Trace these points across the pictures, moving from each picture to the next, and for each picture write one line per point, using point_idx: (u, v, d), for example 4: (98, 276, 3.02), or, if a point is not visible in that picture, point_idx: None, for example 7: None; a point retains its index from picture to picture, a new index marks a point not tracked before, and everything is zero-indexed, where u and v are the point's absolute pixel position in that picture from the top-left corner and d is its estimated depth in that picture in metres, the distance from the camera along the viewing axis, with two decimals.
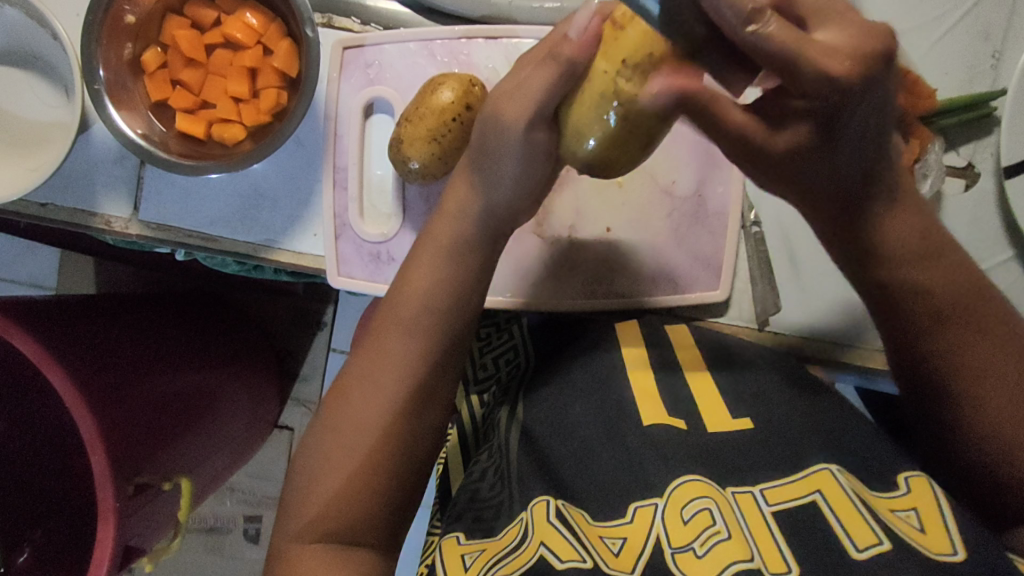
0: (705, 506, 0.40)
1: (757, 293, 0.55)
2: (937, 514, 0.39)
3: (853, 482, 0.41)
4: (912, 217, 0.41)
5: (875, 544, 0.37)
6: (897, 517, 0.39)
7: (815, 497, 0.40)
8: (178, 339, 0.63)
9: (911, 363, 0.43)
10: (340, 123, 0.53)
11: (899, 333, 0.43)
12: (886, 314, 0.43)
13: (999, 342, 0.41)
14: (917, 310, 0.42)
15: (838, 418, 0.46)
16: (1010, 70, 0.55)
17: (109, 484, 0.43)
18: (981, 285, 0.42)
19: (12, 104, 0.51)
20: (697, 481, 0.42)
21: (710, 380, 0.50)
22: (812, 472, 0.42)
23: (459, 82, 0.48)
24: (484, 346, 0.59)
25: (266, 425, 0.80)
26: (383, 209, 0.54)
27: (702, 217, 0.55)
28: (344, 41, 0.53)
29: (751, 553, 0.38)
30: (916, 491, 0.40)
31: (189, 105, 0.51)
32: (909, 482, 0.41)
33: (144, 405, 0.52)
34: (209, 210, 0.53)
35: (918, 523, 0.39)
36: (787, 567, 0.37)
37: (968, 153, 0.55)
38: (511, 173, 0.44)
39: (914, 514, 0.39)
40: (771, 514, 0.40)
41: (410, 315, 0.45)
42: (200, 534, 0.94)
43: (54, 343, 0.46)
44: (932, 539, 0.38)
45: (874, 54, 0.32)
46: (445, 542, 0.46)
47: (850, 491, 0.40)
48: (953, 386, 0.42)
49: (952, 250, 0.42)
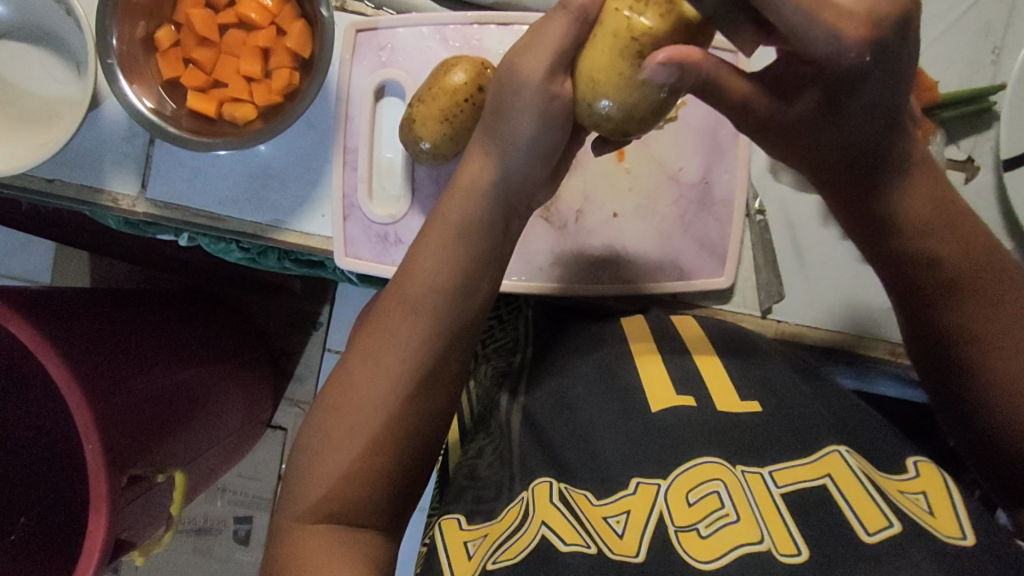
0: (714, 490, 0.40)
1: (760, 280, 0.55)
2: (946, 500, 0.38)
3: (862, 463, 0.40)
4: (926, 185, 0.42)
5: (885, 527, 0.36)
6: (906, 499, 0.38)
7: (824, 480, 0.39)
8: (170, 342, 0.73)
9: (922, 331, 0.44)
10: (351, 105, 0.54)
11: (911, 298, 0.44)
12: (896, 283, 0.44)
13: (1011, 309, 0.41)
14: (928, 274, 0.43)
15: (851, 411, 0.45)
16: (1010, 66, 0.54)
17: (101, 474, 0.53)
18: (993, 254, 0.43)
19: (24, 80, 0.53)
20: (715, 461, 0.41)
21: (715, 362, 0.49)
22: (821, 455, 0.41)
23: (471, 63, 0.48)
24: (487, 338, 0.62)
25: (257, 423, 0.91)
26: (391, 191, 0.55)
27: (707, 205, 0.55)
28: (357, 24, 0.53)
29: (759, 535, 0.38)
30: (925, 475, 0.40)
31: (200, 83, 0.52)
32: (917, 467, 0.41)
33: (143, 401, 0.63)
34: (217, 189, 0.54)
35: (927, 507, 0.38)
36: (797, 550, 0.37)
37: (968, 146, 0.54)
38: (524, 145, 0.43)
39: (922, 498, 0.39)
40: (779, 496, 0.40)
41: (418, 292, 0.44)
42: (189, 535, 1.02)
43: (61, 341, 0.56)
44: (941, 521, 0.37)
45: (855, 35, 0.35)
46: (445, 525, 0.46)
47: (857, 470, 0.39)
48: (961, 352, 0.42)
49: (963, 218, 0.43)
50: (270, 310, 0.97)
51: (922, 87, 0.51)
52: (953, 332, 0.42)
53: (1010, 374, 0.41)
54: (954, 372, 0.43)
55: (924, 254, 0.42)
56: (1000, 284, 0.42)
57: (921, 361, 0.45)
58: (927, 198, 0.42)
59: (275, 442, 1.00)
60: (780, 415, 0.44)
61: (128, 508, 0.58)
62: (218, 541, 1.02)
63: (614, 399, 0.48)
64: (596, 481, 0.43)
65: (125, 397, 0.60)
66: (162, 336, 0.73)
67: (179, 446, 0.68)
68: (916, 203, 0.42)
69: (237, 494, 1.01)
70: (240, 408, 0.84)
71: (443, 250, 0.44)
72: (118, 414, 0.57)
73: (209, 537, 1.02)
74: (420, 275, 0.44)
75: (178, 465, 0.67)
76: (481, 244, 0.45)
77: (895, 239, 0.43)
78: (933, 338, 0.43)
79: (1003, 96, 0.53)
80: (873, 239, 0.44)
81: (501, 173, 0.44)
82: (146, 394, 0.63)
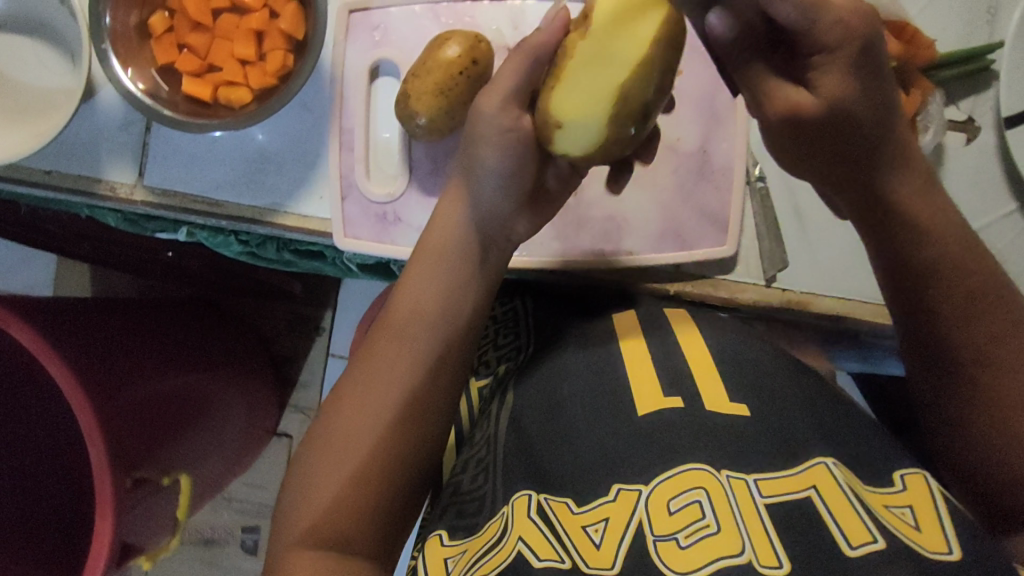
0: (695, 498, 0.38)
1: (764, 248, 0.54)
2: (932, 515, 0.37)
3: (848, 477, 0.39)
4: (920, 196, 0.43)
5: (868, 542, 0.35)
6: (890, 513, 0.37)
7: (810, 493, 0.38)
8: (170, 347, 0.72)
9: (926, 344, 0.43)
10: (346, 85, 0.53)
11: (916, 308, 0.43)
12: (900, 285, 0.44)
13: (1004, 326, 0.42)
14: (940, 282, 0.42)
15: (855, 423, 0.44)
16: (1007, 23, 0.53)
17: (107, 475, 0.52)
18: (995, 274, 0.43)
19: (18, 71, 0.53)
20: (702, 470, 0.39)
21: (710, 370, 0.46)
22: (809, 466, 0.39)
23: (465, 37, 0.48)
24: (489, 345, 0.60)
25: (261, 431, 0.91)
26: (389, 170, 0.54)
27: (707, 173, 0.54)
28: (350, 5, 0.53)
29: (740, 546, 0.35)
30: (912, 489, 0.39)
31: (195, 68, 0.52)
32: (905, 479, 0.39)
33: (143, 405, 0.61)
34: (215, 174, 0.54)
35: (913, 522, 0.37)
36: (778, 562, 0.35)
37: (968, 107, 0.54)
38: None
39: (908, 512, 0.38)
40: (764, 506, 0.38)
41: (404, 309, 0.45)
42: (197, 545, 1.02)
43: (56, 338, 0.55)
44: (927, 537, 0.36)
45: None
46: (429, 543, 0.46)
47: (843, 482, 0.38)
48: (969, 368, 0.42)
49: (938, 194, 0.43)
50: (271, 312, 0.98)
51: (918, 47, 0.50)
52: (970, 348, 0.42)
53: (1013, 397, 0.41)
54: (963, 394, 0.42)
55: (944, 269, 0.42)
56: (1000, 310, 0.42)
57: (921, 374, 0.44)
58: (921, 202, 0.42)
59: (280, 449, 0.99)
60: None
61: (133, 513, 0.57)
62: (227, 552, 1.01)
63: (604, 397, 0.47)
64: (577, 486, 0.42)
65: (128, 399, 0.59)
66: (160, 340, 0.72)
67: (182, 452, 0.67)
68: (919, 202, 0.42)
69: (244, 504, 1.00)
70: (243, 416, 0.83)
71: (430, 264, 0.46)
72: (120, 412, 0.57)
73: (218, 548, 1.01)
74: None
75: (184, 469, 0.67)
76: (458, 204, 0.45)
77: (898, 231, 0.43)
78: (939, 352, 0.43)
79: (1000, 54, 0.53)
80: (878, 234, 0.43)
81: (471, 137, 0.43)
82: (144, 396, 0.62)
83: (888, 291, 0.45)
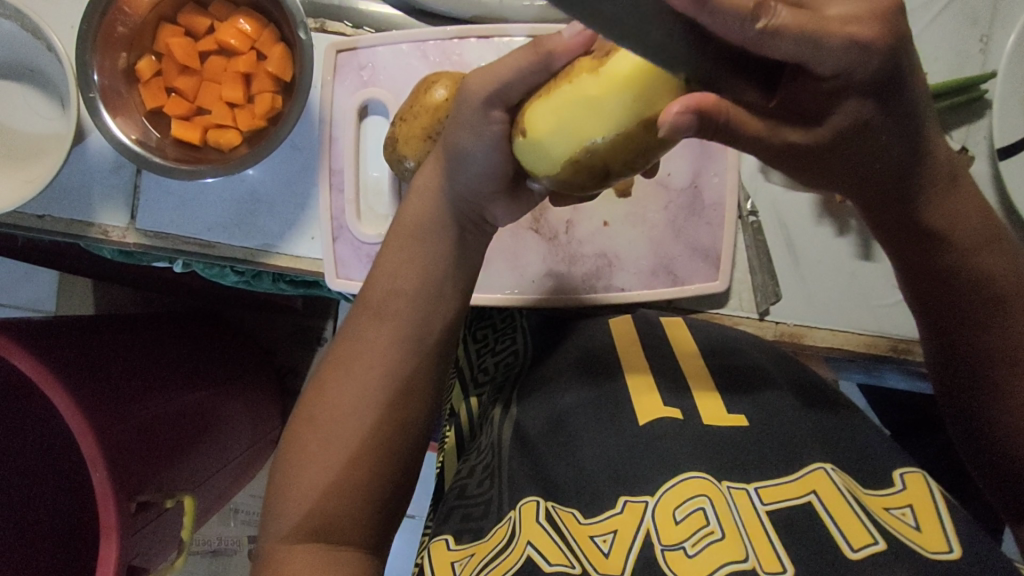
0: (699, 506, 0.38)
1: (757, 282, 0.54)
2: (932, 511, 0.37)
3: (847, 481, 0.39)
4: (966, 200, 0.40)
5: (869, 545, 0.35)
6: (891, 516, 0.37)
7: (810, 498, 0.38)
8: (172, 367, 0.73)
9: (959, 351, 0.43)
10: (335, 125, 0.54)
11: (949, 315, 0.43)
12: (934, 294, 0.43)
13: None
14: (972, 284, 0.41)
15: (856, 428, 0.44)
16: (999, 53, 0.53)
17: (111, 503, 0.53)
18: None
19: (10, 118, 0.53)
20: (700, 478, 0.40)
21: (715, 397, 0.46)
22: (806, 472, 0.39)
23: (451, 79, 0.48)
24: (485, 349, 0.60)
25: (266, 444, 0.91)
26: (380, 210, 0.54)
27: (699, 209, 0.54)
28: (337, 45, 0.53)
29: (744, 552, 0.35)
30: (911, 487, 0.39)
31: (183, 112, 0.52)
32: (904, 479, 0.40)
33: (146, 427, 0.62)
34: (206, 216, 0.54)
35: (913, 522, 0.37)
36: (782, 567, 0.35)
37: (961, 137, 0.53)
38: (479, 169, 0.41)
39: (908, 512, 0.38)
40: (765, 514, 0.38)
41: (379, 298, 0.45)
42: (205, 555, 1.03)
43: (58, 366, 0.55)
44: (927, 537, 0.36)
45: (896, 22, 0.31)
46: (434, 547, 0.44)
47: (843, 489, 0.38)
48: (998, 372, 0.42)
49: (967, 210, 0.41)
50: (273, 328, 0.98)
51: None
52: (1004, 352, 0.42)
53: None
54: (994, 398, 0.43)
55: (977, 275, 0.41)
56: None
57: (950, 379, 0.45)
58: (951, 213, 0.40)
59: None
60: (766, 426, 0.43)
61: (138, 535, 0.57)
62: (234, 561, 1.02)
63: (604, 408, 0.47)
64: (584, 497, 0.42)
65: (130, 422, 0.59)
66: (162, 360, 0.72)
67: (186, 471, 0.67)
68: (959, 212, 0.40)
69: (250, 515, 1.01)
70: (247, 430, 0.84)
71: (421, 295, 0.45)
72: (121, 435, 0.57)
73: (225, 557, 1.03)
74: (381, 281, 0.45)
75: (188, 489, 0.67)
76: (447, 249, 0.45)
77: (940, 240, 0.40)
78: (972, 359, 0.43)
79: (993, 84, 0.53)
80: (921, 254, 0.41)
81: (454, 186, 0.43)
82: (146, 418, 0.62)
83: (920, 302, 0.44)
